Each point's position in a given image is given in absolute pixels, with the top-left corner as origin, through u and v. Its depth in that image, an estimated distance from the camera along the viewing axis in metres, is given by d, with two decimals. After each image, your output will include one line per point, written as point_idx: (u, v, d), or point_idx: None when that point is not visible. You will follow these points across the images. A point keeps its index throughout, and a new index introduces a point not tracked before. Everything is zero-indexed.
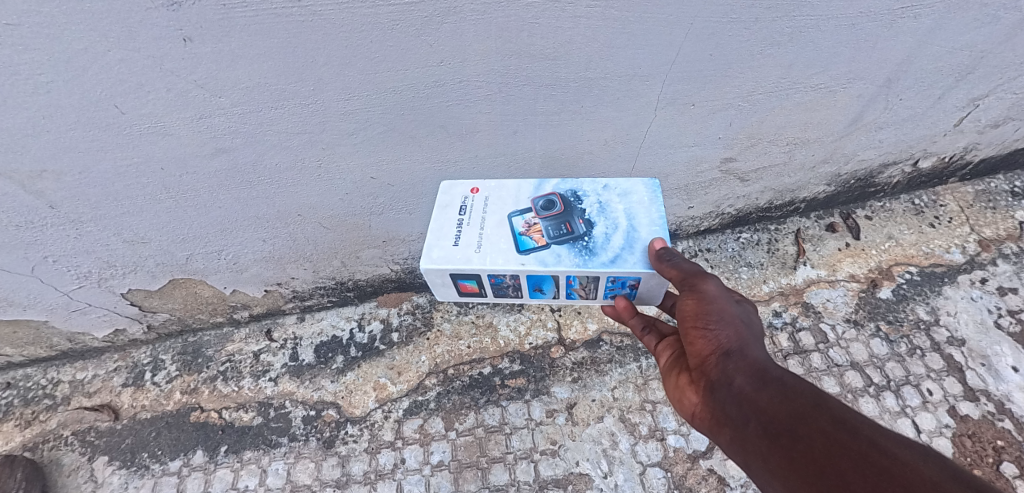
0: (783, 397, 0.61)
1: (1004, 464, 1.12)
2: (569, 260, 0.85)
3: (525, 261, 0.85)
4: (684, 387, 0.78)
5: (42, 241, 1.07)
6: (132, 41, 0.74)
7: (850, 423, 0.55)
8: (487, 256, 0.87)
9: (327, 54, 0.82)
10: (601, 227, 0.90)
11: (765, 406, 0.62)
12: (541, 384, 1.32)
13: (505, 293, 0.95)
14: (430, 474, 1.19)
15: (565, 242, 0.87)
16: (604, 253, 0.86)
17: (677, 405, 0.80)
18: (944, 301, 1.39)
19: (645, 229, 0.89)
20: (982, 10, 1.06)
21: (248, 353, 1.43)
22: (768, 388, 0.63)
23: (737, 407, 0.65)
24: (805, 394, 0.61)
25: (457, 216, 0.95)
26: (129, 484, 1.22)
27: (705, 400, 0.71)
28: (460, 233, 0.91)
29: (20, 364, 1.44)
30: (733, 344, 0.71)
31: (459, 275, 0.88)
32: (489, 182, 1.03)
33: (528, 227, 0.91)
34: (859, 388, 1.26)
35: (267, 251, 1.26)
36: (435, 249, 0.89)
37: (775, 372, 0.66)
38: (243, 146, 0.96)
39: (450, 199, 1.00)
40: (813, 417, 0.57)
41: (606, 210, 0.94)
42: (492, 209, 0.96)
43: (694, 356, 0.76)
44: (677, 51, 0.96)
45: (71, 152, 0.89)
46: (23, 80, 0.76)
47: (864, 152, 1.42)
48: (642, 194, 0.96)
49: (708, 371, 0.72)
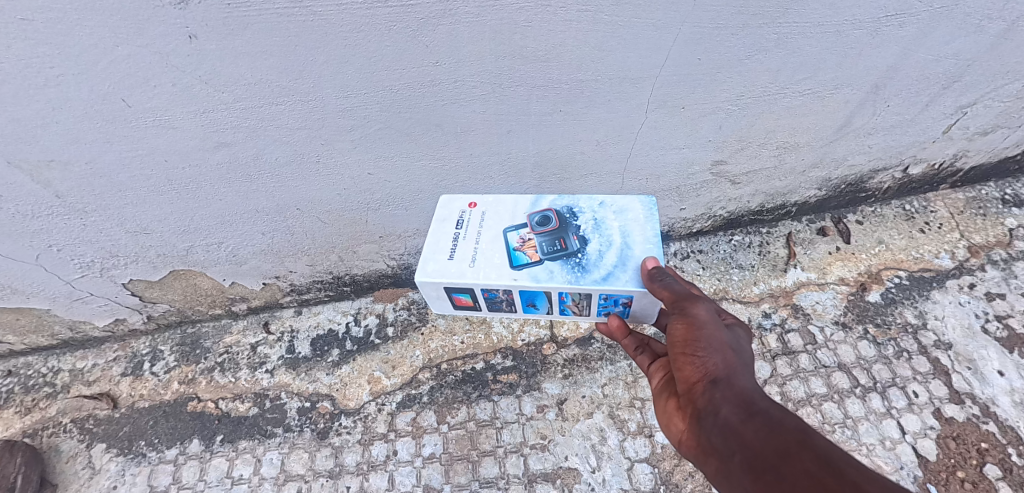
0: (769, 432, 0.59)
1: (988, 466, 1.14)
2: (562, 277, 0.88)
3: (518, 276, 0.88)
4: (673, 412, 0.79)
5: (47, 231, 1.10)
6: (140, 38, 0.77)
7: (838, 465, 0.52)
8: (481, 270, 0.90)
9: (326, 52, 0.85)
10: (596, 243, 0.93)
11: (751, 441, 0.60)
12: (532, 380, 1.34)
13: (499, 308, 0.99)
14: (422, 466, 1.21)
15: (559, 259, 0.91)
16: (597, 270, 0.89)
17: (665, 430, 0.80)
18: (932, 305, 1.41)
19: (639, 247, 0.92)
20: (965, 19, 1.09)
21: (245, 345, 1.46)
22: (754, 420, 0.62)
23: (722, 438, 0.64)
24: (793, 431, 0.59)
25: (453, 230, 0.99)
26: (126, 471, 1.24)
27: (691, 428, 0.71)
28: (455, 248, 0.95)
29: (22, 353, 1.47)
30: (721, 371, 0.71)
31: (453, 289, 0.91)
32: (487, 197, 1.06)
33: (522, 242, 0.94)
34: (846, 389, 1.28)
35: (266, 244, 1.29)
36: (431, 263, 0.93)
37: (762, 403, 0.64)
38: (244, 141, 0.99)
39: (448, 213, 1.03)
40: (799, 457, 0.55)
41: (601, 227, 0.97)
42: (488, 224, 0.99)
43: (683, 381, 0.76)
44: (667, 55, 0.99)
45: (78, 143, 0.92)
46: (35, 73, 0.79)
47: (855, 157, 1.45)
48: (637, 211, 0.99)
49: (696, 399, 0.71)
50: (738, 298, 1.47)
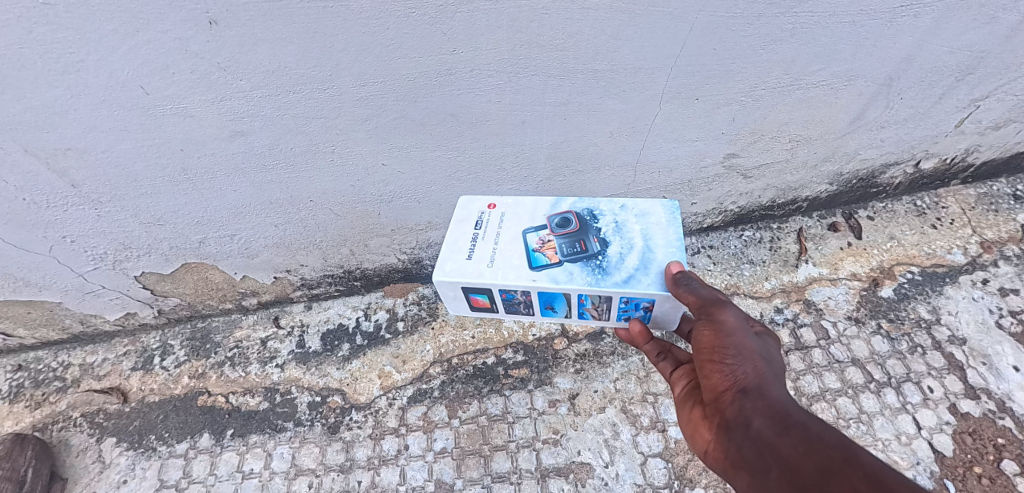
0: (806, 446, 0.58)
1: (1005, 462, 1.12)
2: (582, 278, 0.88)
3: (537, 277, 0.88)
4: (698, 422, 0.78)
5: (62, 221, 1.10)
6: (161, 23, 0.77)
7: (885, 482, 0.49)
8: (499, 271, 0.90)
9: (345, 39, 0.85)
10: (617, 246, 0.93)
11: (787, 454, 0.59)
12: (543, 375, 1.33)
13: (516, 310, 0.99)
14: (433, 460, 1.20)
15: (578, 260, 0.90)
16: (618, 273, 0.88)
17: (691, 439, 0.80)
18: (945, 301, 1.40)
19: (661, 251, 0.91)
20: (981, 10, 1.09)
21: (255, 339, 1.45)
22: (789, 434, 0.61)
23: (755, 451, 0.63)
24: (833, 446, 0.57)
25: (472, 231, 0.99)
26: (136, 466, 1.23)
27: (720, 439, 0.70)
28: (473, 248, 0.95)
29: (32, 347, 1.46)
30: (751, 381, 0.70)
31: (471, 289, 0.92)
32: (506, 198, 1.06)
33: (542, 244, 0.94)
34: (860, 384, 1.27)
35: (277, 236, 1.28)
36: (449, 262, 0.93)
37: (798, 416, 0.63)
38: (260, 130, 0.99)
39: (467, 214, 1.03)
40: (842, 473, 0.52)
41: (622, 230, 0.96)
42: (507, 225, 0.99)
43: (710, 390, 0.76)
44: (682, 45, 0.99)
45: (96, 131, 0.92)
46: (55, 59, 0.79)
47: (867, 151, 1.44)
48: (659, 215, 0.98)
49: (725, 408, 0.71)
50: (750, 293, 1.47)
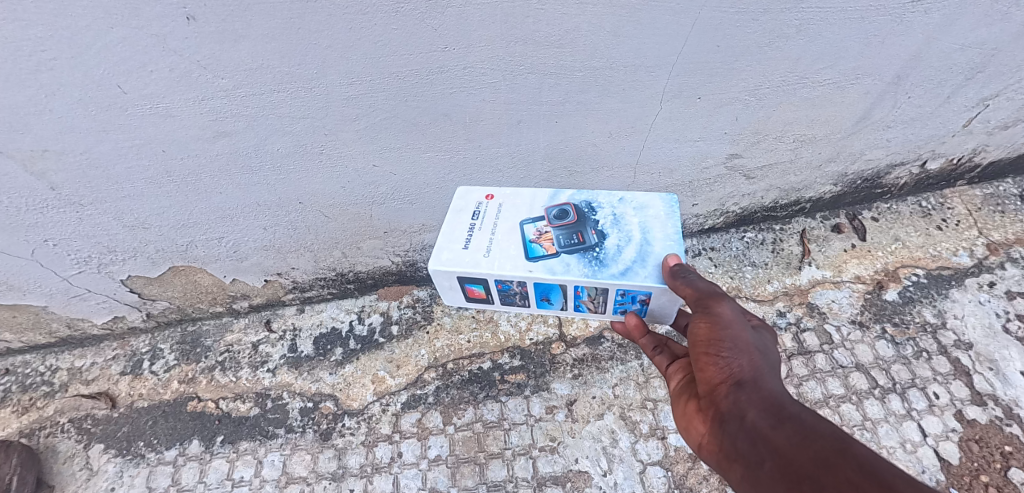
0: (801, 438, 0.56)
1: (1013, 470, 1.09)
2: (579, 269, 0.84)
3: (533, 268, 0.85)
4: (692, 415, 0.75)
5: (43, 225, 1.06)
6: (136, 19, 0.74)
7: (881, 474, 0.47)
8: (495, 261, 0.87)
9: (331, 36, 0.82)
10: (614, 238, 0.89)
11: (780, 445, 0.56)
12: (541, 380, 1.30)
13: (512, 302, 0.96)
14: (427, 468, 1.17)
15: (575, 252, 0.87)
16: (615, 265, 0.84)
17: (684, 433, 0.76)
18: (951, 304, 1.37)
19: (659, 244, 0.87)
20: (993, 6, 1.05)
21: (247, 343, 1.43)
22: (784, 426, 0.58)
23: (749, 443, 0.60)
24: (828, 437, 0.54)
25: (469, 221, 0.96)
26: (124, 473, 1.20)
27: (714, 432, 0.68)
28: (470, 238, 0.92)
29: (20, 351, 1.44)
30: (746, 373, 0.67)
31: (466, 279, 0.88)
32: (505, 190, 1.03)
33: (539, 235, 0.91)
34: (864, 389, 1.24)
35: (267, 239, 1.25)
36: (445, 251, 0.89)
37: (793, 408, 0.61)
38: (245, 130, 0.95)
39: (465, 204, 1.00)
40: (838, 465, 0.50)
41: (620, 222, 0.93)
42: (505, 216, 0.96)
43: (704, 383, 0.73)
44: (683, 42, 0.95)
45: (73, 132, 0.88)
46: (26, 57, 0.76)
47: (872, 152, 1.41)
48: (658, 208, 0.95)
49: (719, 401, 0.68)
50: (752, 296, 1.43)
